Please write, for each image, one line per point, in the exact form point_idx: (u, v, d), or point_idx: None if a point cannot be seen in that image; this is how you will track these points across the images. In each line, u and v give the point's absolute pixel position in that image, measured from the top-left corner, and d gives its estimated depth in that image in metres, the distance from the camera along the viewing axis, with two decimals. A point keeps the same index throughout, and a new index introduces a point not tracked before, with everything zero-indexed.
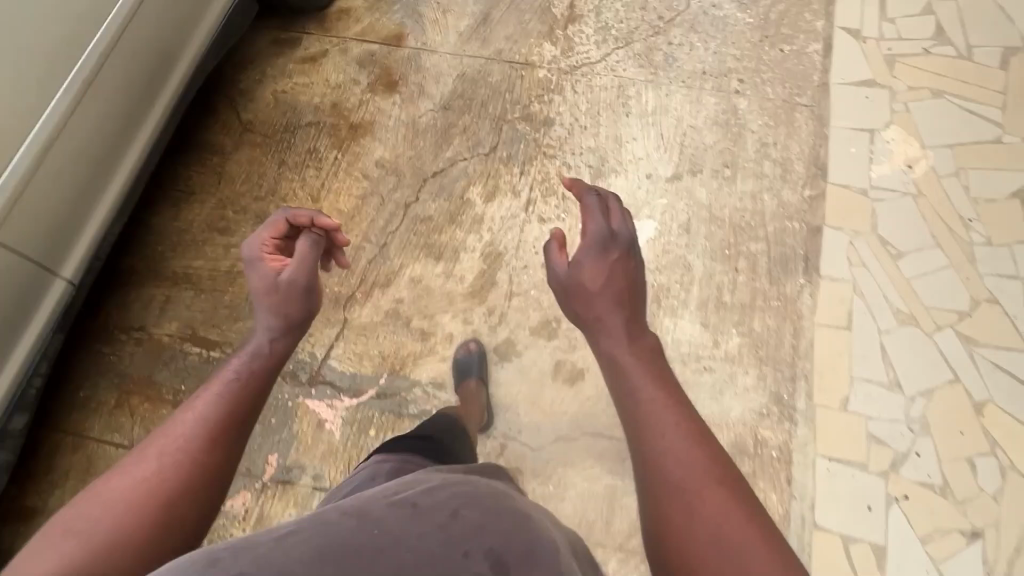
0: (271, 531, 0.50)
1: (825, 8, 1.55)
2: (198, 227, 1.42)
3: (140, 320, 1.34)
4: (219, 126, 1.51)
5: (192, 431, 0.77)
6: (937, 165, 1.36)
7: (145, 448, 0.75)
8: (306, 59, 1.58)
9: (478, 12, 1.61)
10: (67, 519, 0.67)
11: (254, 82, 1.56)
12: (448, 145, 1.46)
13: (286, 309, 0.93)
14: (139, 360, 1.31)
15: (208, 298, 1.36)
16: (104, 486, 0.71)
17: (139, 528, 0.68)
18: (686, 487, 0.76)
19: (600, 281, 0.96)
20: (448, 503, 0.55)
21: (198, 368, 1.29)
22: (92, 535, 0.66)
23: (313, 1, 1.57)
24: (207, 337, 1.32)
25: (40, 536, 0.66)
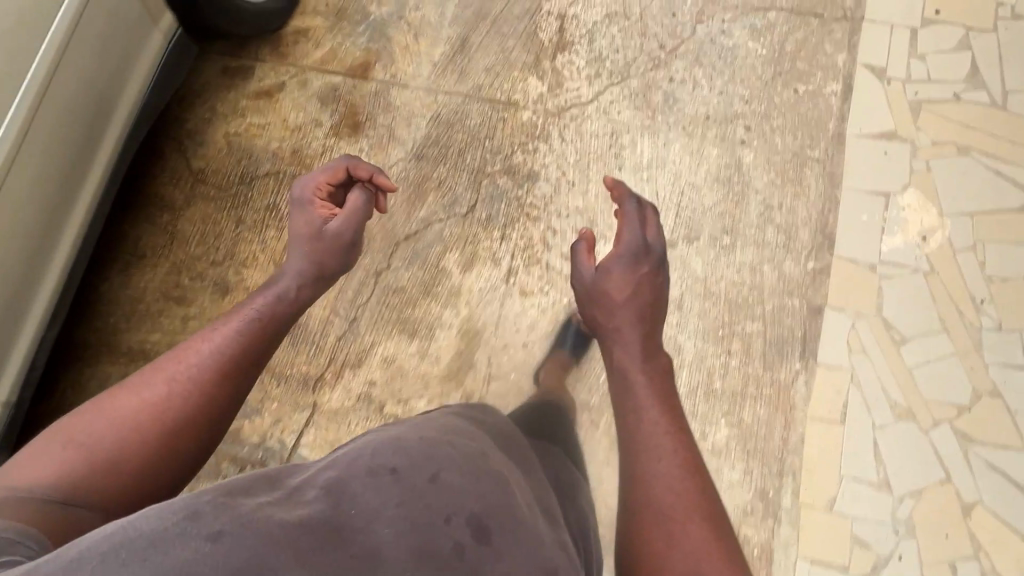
0: (251, 499, 0.53)
1: (848, 39, 1.37)
2: (152, 296, 1.31)
3: None
4: (168, 177, 1.36)
5: (204, 363, 0.82)
6: (953, 237, 1.25)
7: (161, 367, 0.81)
8: (261, 93, 1.39)
9: (455, 35, 1.41)
10: (79, 427, 0.74)
11: (203, 121, 1.39)
12: (421, 202, 1.33)
13: (321, 260, 0.98)
14: None
15: None
16: (120, 390, 0.78)
17: (141, 448, 0.74)
18: (672, 514, 0.77)
19: (626, 283, 1.00)
20: (426, 470, 0.59)
21: None
22: (98, 447, 0.73)
23: (267, 23, 1.38)
24: None
25: (52, 439, 0.73)
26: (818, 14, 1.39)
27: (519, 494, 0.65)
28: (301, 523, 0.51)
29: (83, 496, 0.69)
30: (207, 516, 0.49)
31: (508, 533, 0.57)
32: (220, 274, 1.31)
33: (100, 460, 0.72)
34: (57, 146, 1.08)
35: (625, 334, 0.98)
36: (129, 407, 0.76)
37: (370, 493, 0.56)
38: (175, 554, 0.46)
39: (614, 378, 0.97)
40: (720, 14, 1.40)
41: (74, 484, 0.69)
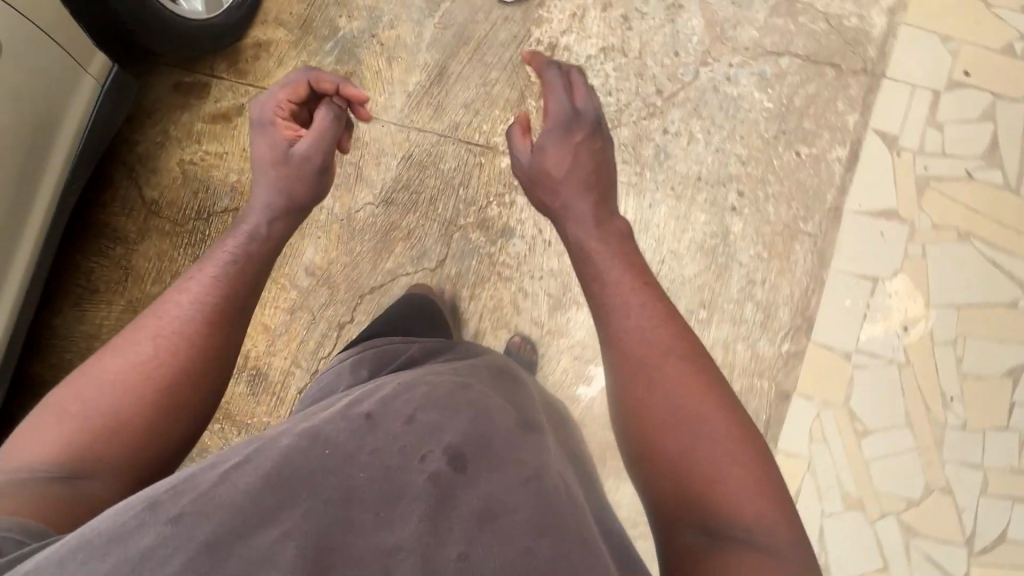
0: (213, 470, 0.53)
1: (864, 97, 1.24)
2: (107, 334, 1.26)
3: None
4: (120, 206, 1.27)
5: (184, 321, 0.77)
6: (935, 330, 1.21)
7: (141, 331, 0.76)
8: (218, 117, 1.27)
9: (432, 61, 1.27)
10: (67, 399, 0.70)
11: (156, 146, 1.28)
12: (388, 253, 1.26)
13: (294, 188, 0.91)
14: None
15: None
16: (104, 361, 0.74)
17: (138, 409, 0.70)
18: (700, 415, 0.74)
19: (563, 156, 0.95)
20: (398, 413, 0.61)
21: None
22: (93, 417, 0.69)
23: (233, 26, 1.20)
24: None
25: (43, 416, 0.69)
26: (835, 64, 1.25)
27: (499, 414, 0.67)
28: (262, 474, 0.52)
29: (83, 469, 0.66)
30: (166, 504, 0.50)
31: (484, 449, 0.59)
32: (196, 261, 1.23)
33: (91, 435, 0.68)
34: None
35: (574, 215, 0.94)
36: (114, 376, 0.72)
37: (346, 438, 0.57)
38: (134, 545, 0.46)
39: (579, 262, 0.92)
40: (727, 57, 1.26)
41: (71, 460, 0.66)
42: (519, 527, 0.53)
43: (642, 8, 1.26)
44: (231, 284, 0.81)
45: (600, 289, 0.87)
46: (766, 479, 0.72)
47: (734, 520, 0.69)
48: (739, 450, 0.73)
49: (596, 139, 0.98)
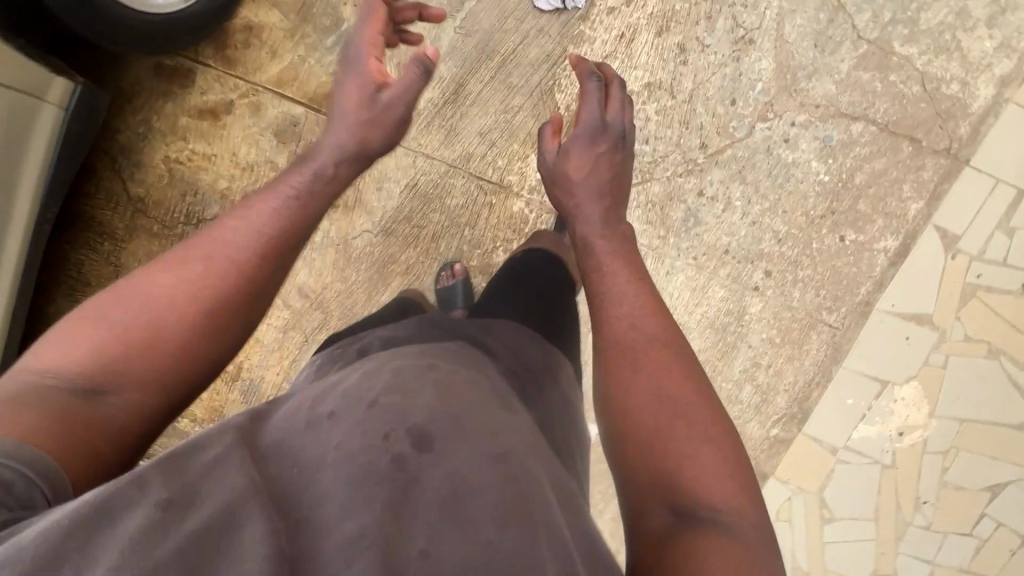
0: (202, 456, 0.51)
1: (936, 184, 1.08)
2: None
3: None
4: (104, 199, 1.19)
5: (234, 253, 0.68)
6: (930, 439, 1.18)
7: (186, 257, 0.66)
8: (204, 111, 1.14)
9: (448, 75, 1.09)
10: (105, 307, 0.62)
11: (138, 137, 1.16)
12: (385, 286, 1.20)
13: (363, 134, 0.79)
14: None
15: None
16: (140, 279, 0.65)
17: (179, 333, 0.63)
18: (684, 408, 0.68)
19: (586, 166, 0.89)
20: (363, 398, 0.59)
21: None
22: (131, 330, 0.61)
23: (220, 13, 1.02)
24: None
25: (73, 323, 0.61)
26: (914, 139, 1.07)
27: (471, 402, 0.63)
28: (248, 475, 0.50)
29: (108, 392, 0.58)
30: (157, 482, 0.47)
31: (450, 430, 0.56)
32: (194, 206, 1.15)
33: (126, 352, 0.60)
34: None
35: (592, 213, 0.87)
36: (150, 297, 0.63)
37: (313, 441, 0.56)
38: (127, 523, 0.42)
39: (582, 256, 0.87)
40: (791, 113, 1.07)
41: (99, 379, 0.59)
42: (485, 512, 0.50)
43: (704, 38, 1.05)
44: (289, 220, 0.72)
45: (597, 288, 0.81)
46: (743, 473, 0.66)
47: (715, 522, 0.61)
48: (720, 450, 0.66)
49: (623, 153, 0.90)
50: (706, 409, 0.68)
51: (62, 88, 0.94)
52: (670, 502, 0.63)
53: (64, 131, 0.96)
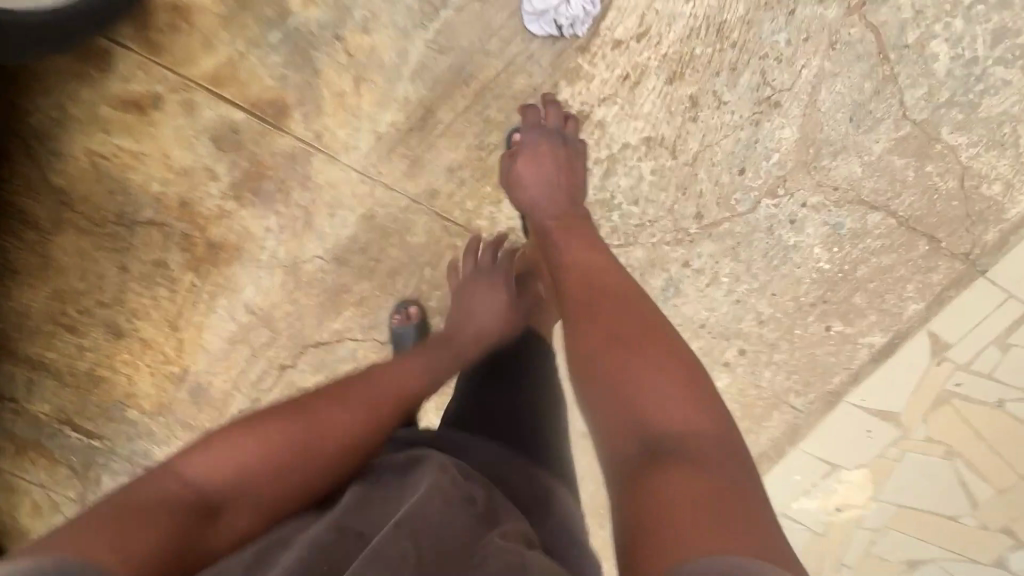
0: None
1: (943, 287, 0.98)
2: (41, 316, 1.18)
3: (10, 392, 1.26)
4: (20, 186, 1.06)
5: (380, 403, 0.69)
6: (865, 517, 1.18)
7: (340, 391, 0.67)
8: (128, 102, 0.97)
9: (415, 98, 0.92)
10: (257, 426, 0.60)
11: (53, 122, 1.00)
12: (337, 313, 1.12)
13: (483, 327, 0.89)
14: (25, 428, 1.29)
15: (79, 392, 1.26)
16: (290, 408, 0.64)
17: (316, 473, 0.60)
18: (660, 368, 0.60)
19: (541, 186, 0.86)
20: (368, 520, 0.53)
21: (84, 451, 1.31)
22: (280, 457, 0.59)
23: None
24: (85, 426, 1.29)
25: (221, 435, 0.59)
26: (933, 239, 0.95)
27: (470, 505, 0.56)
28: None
29: (221, 513, 0.54)
30: None
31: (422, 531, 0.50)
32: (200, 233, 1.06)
33: (267, 481, 0.57)
34: None
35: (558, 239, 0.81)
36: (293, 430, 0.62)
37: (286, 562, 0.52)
38: None
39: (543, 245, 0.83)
40: (803, 192, 0.93)
41: (218, 496, 0.55)
42: None
43: (722, 93, 0.88)
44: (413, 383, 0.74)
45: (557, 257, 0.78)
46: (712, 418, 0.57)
47: (703, 510, 0.48)
48: (697, 432, 0.56)
49: (579, 178, 0.88)
50: (666, 352, 0.61)
51: None
52: (654, 495, 0.50)
53: None
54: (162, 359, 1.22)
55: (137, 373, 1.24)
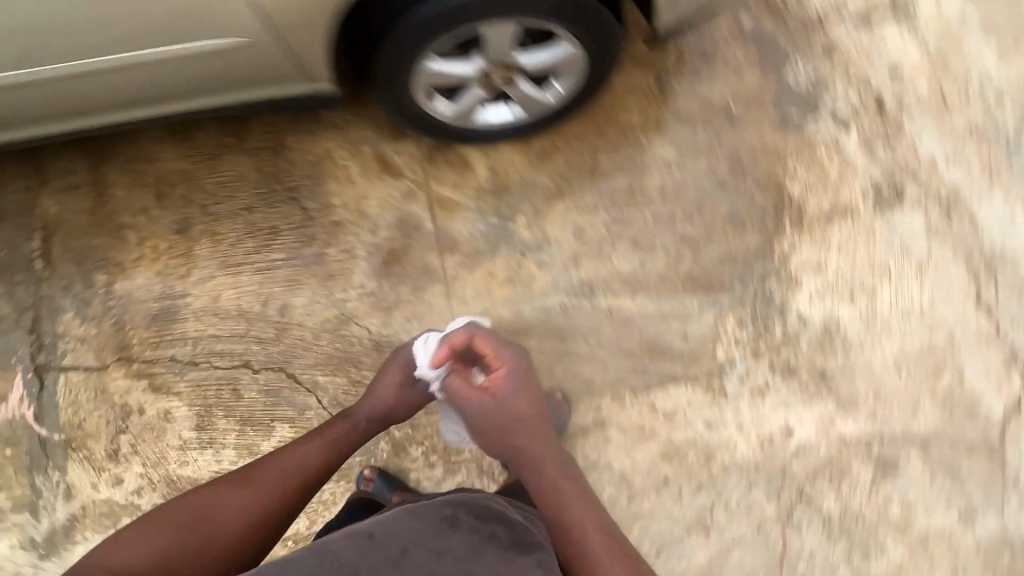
0: (379, 525, 0.77)
1: None
2: (155, 173, 1.34)
3: (61, 182, 1.33)
4: (265, 122, 1.34)
5: (250, 504, 0.87)
6: None
7: (272, 467, 0.91)
8: (382, 162, 1.32)
9: (525, 320, 1.25)
10: (194, 500, 0.86)
11: (329, 124, 1.34)
12: (331, 372, 1.25)
13: (397, 401, 1.02)
14: (24, 203, 1.32)
15: (101, 229, 1.32)
16: (242, 476, 0.90)
17: (259, 472, 0.90)
18: (561, 533, 0.84)
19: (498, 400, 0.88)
20: (393, 551, 0.72)
21: (32, 262, 1.30)
22: (233, 496, 0.87)
23: (443, 134, 1.22)
24: (62, 249, 1.31)
25: (196, 493, 0.87)
26: None
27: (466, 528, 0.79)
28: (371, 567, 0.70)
29: (196, 522, 0.84)
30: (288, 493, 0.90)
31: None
32: (329, 274, 1.29)
33: (223, 498, 0.87)
34: (97, 58, 0.92)
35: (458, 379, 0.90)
36: (246, 496, 0.87)
37: (348, 552, 0.72)
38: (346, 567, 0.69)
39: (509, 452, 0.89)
40: None
41: (200, 512, 0.85)
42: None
43: (682, 491, 1.18)
44: (326, 457, 0.95)
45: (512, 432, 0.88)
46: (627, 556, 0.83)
47: None
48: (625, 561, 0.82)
49: (510, 350, 0.91)
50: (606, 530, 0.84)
51: (311, 87, 1.06)
52: None
53: (288, 93, 1.06)
54: (180, 273, 1.30)
55: (152, 261, 1.31)
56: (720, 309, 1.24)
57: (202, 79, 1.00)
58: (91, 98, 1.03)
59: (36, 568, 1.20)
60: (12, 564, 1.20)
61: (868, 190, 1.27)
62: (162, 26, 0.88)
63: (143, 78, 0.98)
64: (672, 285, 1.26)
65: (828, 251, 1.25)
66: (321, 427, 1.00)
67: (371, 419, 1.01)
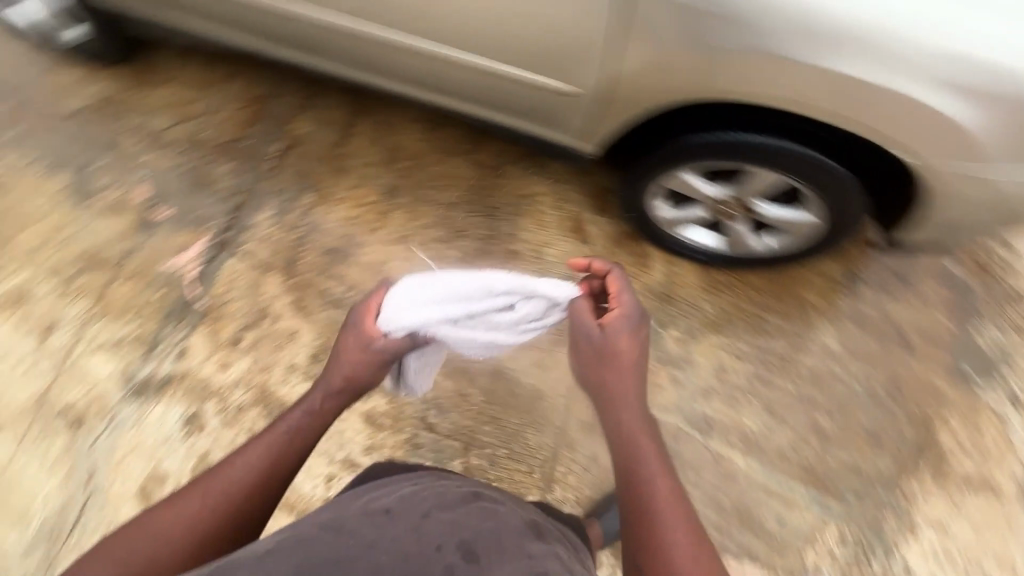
0: (390, 499, 0.70)
1: None
2: (394, 142, 1.52)
3: (323, 114, 1.54)
4: (499, 147, 1.51)
5: (211, 518, 0.72)
6: None
7: (224, 470, 0.77)
8: (576, 225, 1.44)
9: None
10: (145, 524, 0.72)
11: (548, 174, 1.48)
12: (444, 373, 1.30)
13: (359, 368, 0.86)
14: (287, 115, 1.54)
15: (330, 162, 1.50)
16: (192, 488, 0.75)
17: (209, 482, 0.75)
18: (628, 482, 0.76)
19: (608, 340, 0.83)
20: (402, 524, 0.64)
21: (266, 160, 1.49)
22: (184, 515, 0.72)
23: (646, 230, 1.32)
24: (294, 162, 1.49)
25: (144, 516, 0.73)
26: None
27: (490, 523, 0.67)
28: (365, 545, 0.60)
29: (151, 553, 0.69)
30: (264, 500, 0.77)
31: (497, 555, 0.61)
32: None
33: (176, 522, 0.71)
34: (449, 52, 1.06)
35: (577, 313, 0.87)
36: (200, 508, 0.73)
37: (368, 530, 0.63)
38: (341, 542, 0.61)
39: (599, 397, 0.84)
40: None
41: (157, 539, 0.70)
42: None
43: None
44: (287, 454, 0.80)
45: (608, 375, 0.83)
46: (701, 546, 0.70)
47: None
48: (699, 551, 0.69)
49: (631, 296, 0.84)
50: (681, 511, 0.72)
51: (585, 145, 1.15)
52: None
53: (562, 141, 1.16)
54: (368, 227, 1.44)
55: (352, 206, 1.46)
56: (826, 516, 1.20)
57: (487, 98, 1.13)
58: (412, 73, 1.17)
59: (119, 401, 1.27)
60: (102, 387, 1.28)
61: (1022, 481, 1.22)
62: (517, 54, 1.00)
63: (465, 79, 1.11)
64: (788, 466, 1.23)
65: (957, 517, 1.19)
66: (272, 423, 0.84)
67: (333, 390, 0.87)
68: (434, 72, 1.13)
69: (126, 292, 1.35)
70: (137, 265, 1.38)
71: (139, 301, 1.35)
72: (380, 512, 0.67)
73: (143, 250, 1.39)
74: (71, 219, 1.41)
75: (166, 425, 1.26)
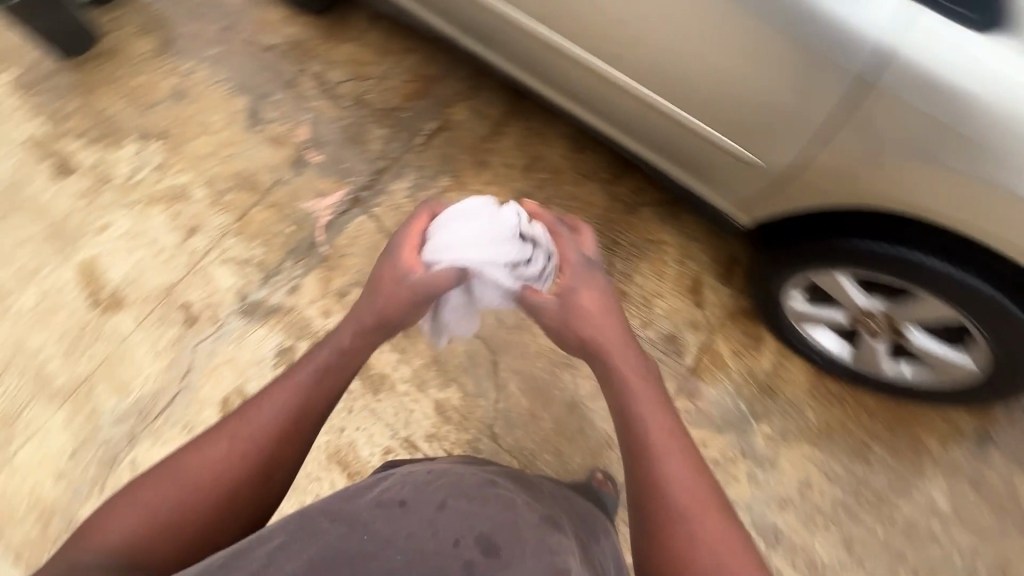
0: (399, 490, 0.67)
1: None
2: (540, 151, 1.54)
3: (481, 107, 1.59)
4: (640, 186, 1.48)
5: (242, 463, 0.68)
6: None
7: (251, 410, 0.71)
8: (695, 286, 1.38)
9: None
10: (174, 464, 0.67)
11: (682, 226, 1.44)
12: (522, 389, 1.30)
13: (397, 304, 0.82)
14: (449, 99, 1.60)
15: (475, 153, 1.54)
16: (220, 428, 0.70)
17: (237, 423, 0.70)
18: (623, 428, 0.72)
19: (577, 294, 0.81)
20: (420, 515, 0.62)
21: (418, 135, 1.56)
22: (214, 457, 0.68)
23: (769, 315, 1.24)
24: (442, 145, 1.55)
25: (171, 457, 0.68)
26: None
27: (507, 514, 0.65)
28: (381, 535, 0.58)
29: (180, 497, 0.65)
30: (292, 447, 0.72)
31: (518, 546, 0.60)
32: None
33: (205, 467, 0.67)
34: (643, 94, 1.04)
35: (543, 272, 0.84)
36: (229, 449, 0.68)
37: (380, 524, 0.60)
38: (357, 535, 0.58)
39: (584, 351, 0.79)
40: None
41: (187, 482, 0.66)
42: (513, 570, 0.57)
43: None
44: (315, 399, 0.74)
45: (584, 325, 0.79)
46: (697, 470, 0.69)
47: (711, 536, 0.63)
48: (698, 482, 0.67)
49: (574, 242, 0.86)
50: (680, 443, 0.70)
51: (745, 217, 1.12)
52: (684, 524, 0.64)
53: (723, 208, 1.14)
54: None
55: None
56: None
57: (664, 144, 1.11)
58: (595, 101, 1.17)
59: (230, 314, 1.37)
60: (221, 296, 1.39)
61: None
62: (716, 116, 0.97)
63: (648, 122, 1.10)
64: None
65: None
66: (296, 365, 0.77)
67: (368, 329, 0.82)
68: (618, 106, 1.12)
69: (265, 218, 1.46)
70: (281, 197, 1.48)
71: (272, 230, 1.45)
72: (393, 500, 0.64)
73: (289, 185, 1.49)
74: (239, 139, 1.54)
75: (263, 349, 1.34)
